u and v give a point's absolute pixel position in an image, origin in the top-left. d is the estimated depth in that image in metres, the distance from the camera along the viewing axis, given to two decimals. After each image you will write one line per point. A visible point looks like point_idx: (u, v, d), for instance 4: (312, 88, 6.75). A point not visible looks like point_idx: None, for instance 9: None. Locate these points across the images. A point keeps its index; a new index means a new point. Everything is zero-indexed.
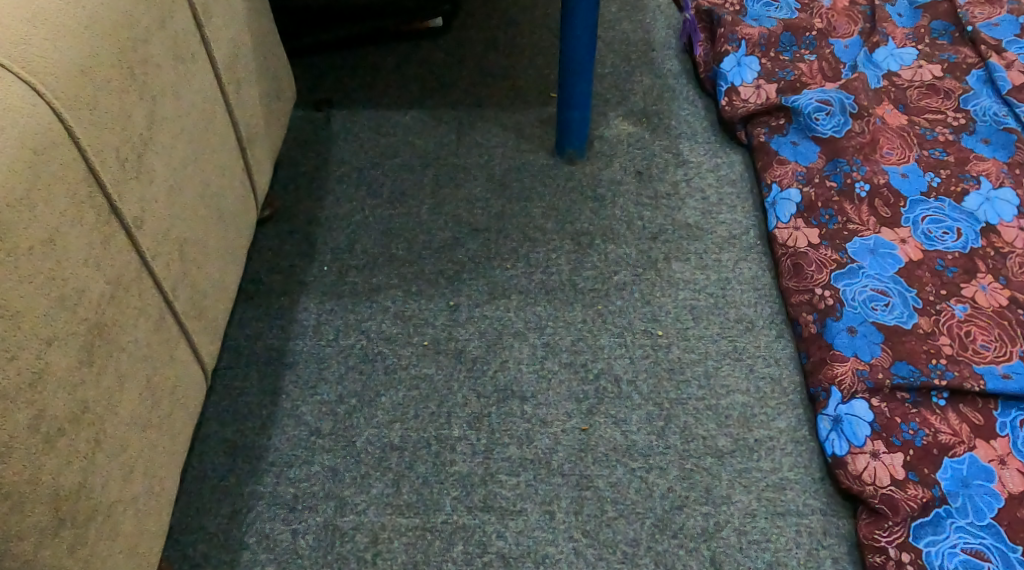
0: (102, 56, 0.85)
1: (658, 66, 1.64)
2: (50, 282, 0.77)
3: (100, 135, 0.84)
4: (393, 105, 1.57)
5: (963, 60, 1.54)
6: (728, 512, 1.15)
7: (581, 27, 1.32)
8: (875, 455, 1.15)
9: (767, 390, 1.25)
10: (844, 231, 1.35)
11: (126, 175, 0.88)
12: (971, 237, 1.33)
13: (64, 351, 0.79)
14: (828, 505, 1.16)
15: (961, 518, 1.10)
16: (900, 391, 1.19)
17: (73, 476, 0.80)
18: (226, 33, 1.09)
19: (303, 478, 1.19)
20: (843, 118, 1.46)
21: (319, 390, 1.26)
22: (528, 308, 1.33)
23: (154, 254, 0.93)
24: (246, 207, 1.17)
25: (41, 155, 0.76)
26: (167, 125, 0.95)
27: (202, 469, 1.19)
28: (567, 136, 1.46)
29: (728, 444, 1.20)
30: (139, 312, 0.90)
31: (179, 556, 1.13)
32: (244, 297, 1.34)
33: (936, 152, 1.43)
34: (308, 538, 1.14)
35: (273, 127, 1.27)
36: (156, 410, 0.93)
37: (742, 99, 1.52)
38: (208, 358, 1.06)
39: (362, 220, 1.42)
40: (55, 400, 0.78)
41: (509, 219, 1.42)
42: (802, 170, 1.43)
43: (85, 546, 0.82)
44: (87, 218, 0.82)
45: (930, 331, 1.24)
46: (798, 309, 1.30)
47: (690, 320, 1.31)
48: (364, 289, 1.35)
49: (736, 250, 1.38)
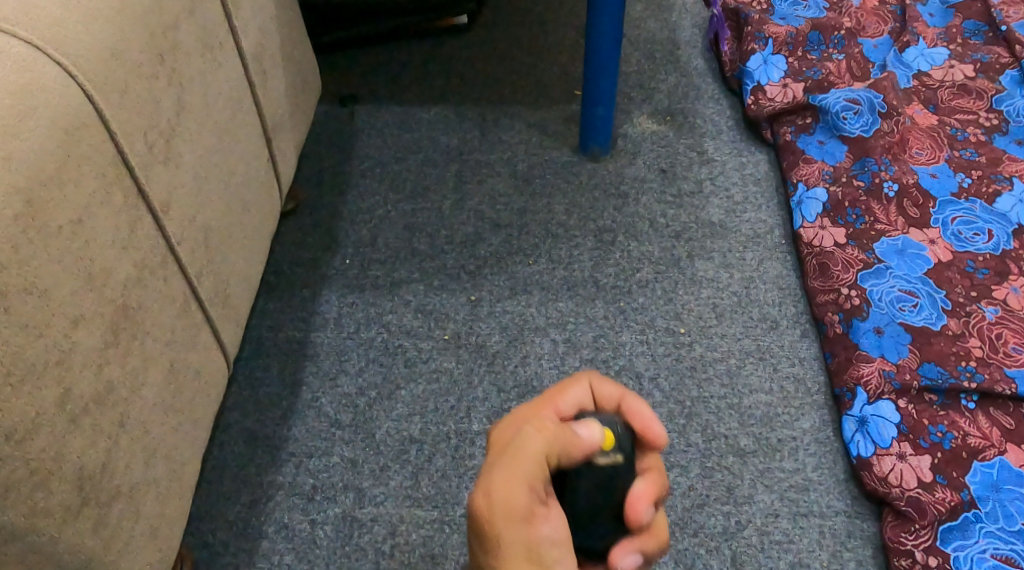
0: (133, 40, 0.85)
1: (683, 65, 1.62)
2: (79, 262, 0.78)
3: (128, 118, 0.84)
4: (418, 101, 1.57)
5: (996, 60, 1.52)
6: (750, 512, 1.14)
7: (608, 22, 1.31)
8: (901, 457, 1.13)
9: (791, 390, 1.23)
10: (871, 231, 1.33)
11: (153, 160, 0.88)
12: (1003, 238, 1.31)
13: (91, 330, 0.79)
14: (852, 507, 1.14)
15: (991, 523, 1.09)
16: (927, 393, 1.18)
17: (97, 456, 0.80)
18: (253, 23, 1.09)
19: (323, 469, 1.19)
20: (872, 118, 1.44)
21: (339, 381, 1.25)
22: (550, 303, 1.32)
23: (179, 239, 0.93)
24: (270, 197, 1.17)
25: (73, 136, 0.77)
26: (195, 112, 0.95)
27: (222, 458, 1.19)
28: (590, 132, 1.45)
29: (751, 443, 1.19)
30: (164, 297, 0.90)
31: (198, 543, 1.13)
32: (266, 289, 1.34)
33: (967, 152, 1.42)
34: (327, 528, 1.14)
35: (299, 118, 1.27)
36: (179, 395, 0.93)
37: (768, 98, 1.50)
38: (229, 346, 1.06)
39: (384, 214, 1.42)
40: (82, 379, 0.78)
41: (532, 216, 1.42)
42: (829, 169, 1.41)
43: (108, 527, 0.82)
44: (115, 199, 0.82)
45: (960, 332, 1.22)
46: (823, 309, 1.28)
47: (712, 318, 1.30)
48: (385, 283, 1.34)
49: (761, 249, 1.37)
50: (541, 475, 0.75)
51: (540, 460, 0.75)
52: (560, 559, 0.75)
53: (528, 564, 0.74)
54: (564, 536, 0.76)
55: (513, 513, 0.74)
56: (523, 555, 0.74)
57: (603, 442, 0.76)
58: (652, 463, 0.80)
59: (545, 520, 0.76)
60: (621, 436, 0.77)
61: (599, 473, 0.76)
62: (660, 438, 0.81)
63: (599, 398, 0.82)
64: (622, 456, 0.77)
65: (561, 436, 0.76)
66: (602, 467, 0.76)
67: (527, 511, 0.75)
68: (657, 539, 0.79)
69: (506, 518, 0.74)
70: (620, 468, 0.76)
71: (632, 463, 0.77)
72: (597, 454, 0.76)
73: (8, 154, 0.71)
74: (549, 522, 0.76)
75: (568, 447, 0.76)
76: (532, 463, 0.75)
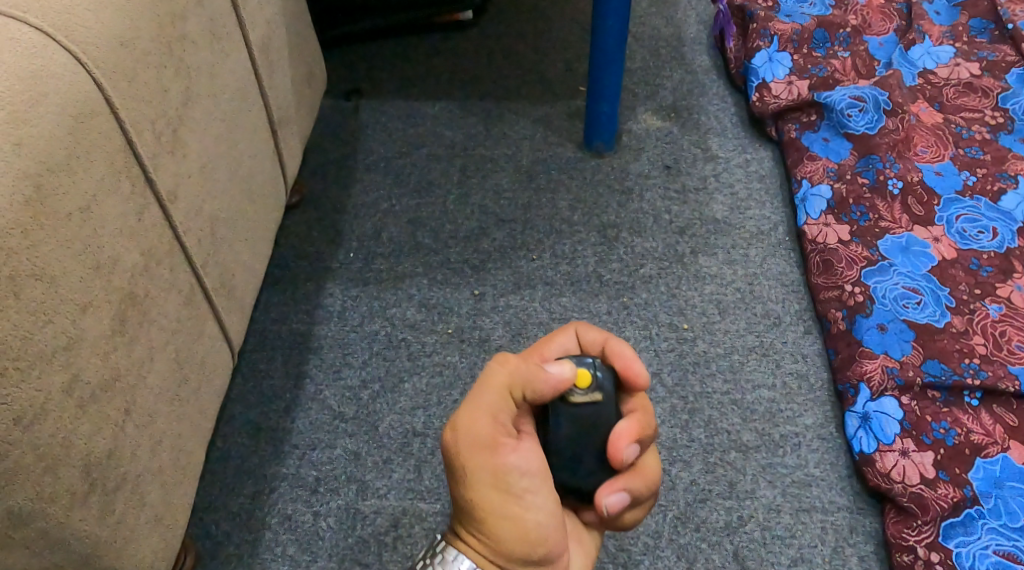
0: (142, 28, 0.85)
1: (688, 61, 1.62)
2: (87, 250, 0.78)
3: (137, 106, 0.84)
4: (423, 96, 1.57)
5: (1002, 58, 1.52)
6: (753, 507, 1.15)
7: (614, 18, 1.31)
8: (904, 453, 1.13)
9: (794, 386, 1.24)
10: (875, 228, 1.34)
11: (161, 149, 0.88)
12: (1007, 237, 1.31)
13: (98, 318, 0.79)
14: (855, 503, 1.15)
15: (993, 520, 1.09)
16: (931, 390, 1.18)
17: (103, 443, 0.80)
18: (260, 15, 1.09)
19: (326, 461, 1.19)
20: (876, 115, 1.44)
21: (343, 374, 1.26)
22: (554, 298, 1.32)
23: (185, 229, 0.93)
24: (276, 189, 1.17)
25: (82, 123, 0.77)
26: (202, 102, 0.95)
27: (226, 449, 1.20)
28: (595, 128, 1.45)
29: (753, 439, 1.20)
30: (170, 286, 0.90)
31: (201, 534, 1.13)
32: (270, 281, 1.34)
33: (972, 150, 1.42)
34: (330, 520, 1.15)
35: (304, 111, 1.27)
36: (185, 385, 0.93)
37: (773, 95, 1.50)
38: (234, 337, 1.06)
39: (388, 208, 1.42)
40: (89, 365, 0.78)
41: (536, 211, 1.42)
42: (834, 167, 1.41)
43: (114, 514, 0.82)
44: (123, 187, 0.82)
45: (964, 330, 1.22)
46: (827, 305, 1.28)
47: (716, 314, 1.30)
48: (389, 277, 1.35)
49: (765, 245, 1.37)
50: (505, 407, 0.79)
51: (502, 391, 0.78)
52: (530, 485, 0.79)
53: (495, 490, 0.78)
54: (533, 467, 0.79)
55: (476, 441, 0.78)
56: (490, 480, 0.78)
57: (577, 379, 0.79)
58: (636, 405, 0.81)
59: (512, 449, 0.79)
60: (599, 376, 0.79)
61: (577, 410, 0.79)
62: (640, 377, 0.81)
63: (585, 345, 0.85)
64: (602, 395, 0.79)
65: (523, 371, 0.78)
66: (580, 403, 0.79)
67: (491, 439, 0.78)
68: (643, 480, 0.81)
69: (471, 447, 0.78)
70: (599, 406, 0.79)
71: (611, 402, 0.79)
72: (574, 391, 0.79)
73: (18, 139, 0.71)
74: (516, 452, 0.79)
75: (531, 381, 0.77)
76: (493, 394, 0.79)
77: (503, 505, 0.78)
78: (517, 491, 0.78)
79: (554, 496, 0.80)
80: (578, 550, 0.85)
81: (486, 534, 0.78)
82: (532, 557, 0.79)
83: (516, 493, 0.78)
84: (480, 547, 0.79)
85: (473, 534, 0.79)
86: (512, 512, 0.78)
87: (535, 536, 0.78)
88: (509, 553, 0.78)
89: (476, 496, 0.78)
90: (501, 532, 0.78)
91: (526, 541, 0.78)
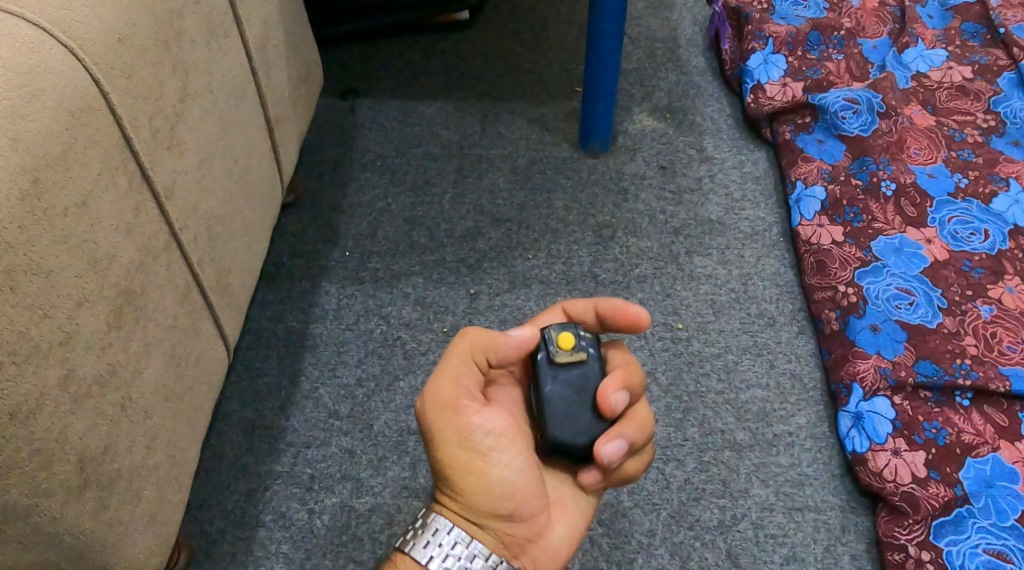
0: (140, 25, 0.85)
1: (683, 63, 1.63)
2: (84, 245, 0.78)
3: (134, 102, 0.84)
4: (419, 96, 1.57)
5: (994, 62, 1.53)
6: (746, 506, 1.15)
7: (609, 18, 1.32)
8: (896, 452, 1.14)
9: (787, 386, 1.24)
10: (869, 230, 1.34)
11: (157, 146, 0.88)
12: (999, 238, 1.32)
13: (94, 313, 0.79)
14: (847, 502, 1.15)
15: (984, 519, 1.10)
16: (923, 390, 1.19)
17: (99, 438, 0.81)
18: (257, 14, 1.09)
19: (321, 459, 1.19)
20: (870, 117, 1.45)
21: (338, 372, 1.26)
22: (549, 298, 1.33)
23: (182, 226, 0.93)
24: (272, 187, 1.18)
25: (79, 119, 0.77)
26: (199, 99, 0.96)
27: (221, 447, 1.20)
28: (590, 128, 1.45)
29: (747, 438, 1.20)
30: (166, 282, 0.90)
31: (196, 531, 1.14)
32: (266, 279, 1.35)
33: (964, 153, 1.43)
34: (324, 518, 1.15)
35: (300, 109, 1.27)
36: (180, 381, 0.93)
37: (768, 96, 1.51)
38: (230, 334, 1.06)
39: (384, 207, 1.42)
40: (84, 360, 0.78)
41: (532, 211, 1.42)
42: (828, 168, 1.42)
43: (109, 509, 0.83)
44: (120, 183, 0.82)
45: (955, 330, 1.23)
46: (820, 306, 1.29)
47: (711, 313, 1.31)
48: (385, 276, 1.35)
49: (760, 246, 1.38)
50: (467, 373, 0.87)
51: (463, 357, 0.87)
52: (494, 443, 0.86)
53: (460, 447, 0.85)
54: (498, 426, 0.86)
55: (440, 402, 0.85)
56: (456, 440, 0.85)
57: (560, 342, 0.87)
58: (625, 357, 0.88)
59: (477, 411, 0.86)
60: (582, 338, 0.87)
61: (564, 369, 0.86)
62: (641, 319, 0.89)
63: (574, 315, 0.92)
64: (586, 354, 0.87)
65: (483, 338, 0.87)
66: (564, 362, 0.86)
67: (454, 402, 0.86)
68: (637, 425, 0.86)
69: (437, 409, 0.85)
70: (584, 364, 0.87)
71: (595, 361, 0.87)
72: (558, 352, 0.86)
73: (16, 134, 0.72)
74: (480, 414, 0.86)
75: (491, 343, 0.87)
76: (454, 360, 0.86)
77: (469, 462, 0.85)
78: (482, 450, 0.85)
79: (521, 454, 0.86)
80: (559, 513, 0.89)
81: (455, 490, 0.85)
82: (500, 511, 0.85)
83: (481, 449, 0.85)
84: (451, 503, 0.86)
85: (446, 491, 0.86)
86: (478, 468, 0.85)
87: (500, 490, 0.85)
88: (477, 506, 0.85)
89: (445, 454, 0.85)
90: (468, 486, 0.85)
91: (491, 495, 0.85)
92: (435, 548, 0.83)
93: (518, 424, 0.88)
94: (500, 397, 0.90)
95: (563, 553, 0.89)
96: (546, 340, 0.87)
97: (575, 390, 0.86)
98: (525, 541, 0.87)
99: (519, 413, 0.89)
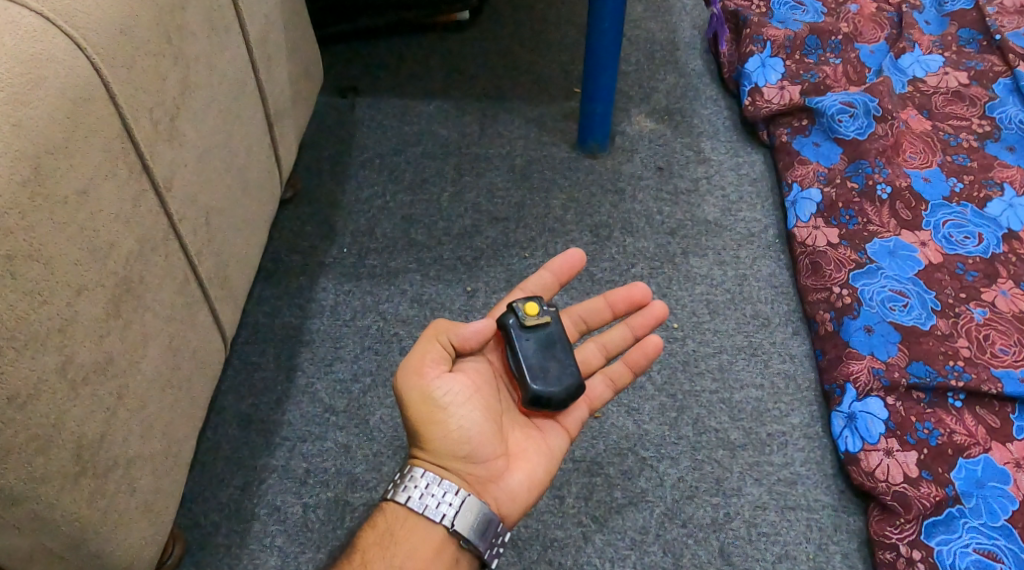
0: (141, 17, 0.86)
1: (681, 65, 1.64)
2: (84, 233, 0.79)
3: (135, 94, 0.85)
4: (418, 95, 1.58)
5: (990, 68, 1.53)
6: (739, 504, 1.16)
7: (609, 19, 1.33)
8: (888, 452, 1.15)
9: (781, 386, 1.25)
10: (864, 232, 1.35)
11: (158, 137, 0.89)
12: (993, 243, 1.33)
13: (93, 301, 0.80)
14: (839, 501, 1.16)
15: (975, 519, 1.11)
16: (916, 391, 1.19)
17: (95, 426, 0.81)
18: (258, 9, 1.10)
19: (316, 453, 1.20)
20: (866, 121, 1.45)
21: (334, 367, 1.26)
22: None
23: (181, 217, 0.94)
24: (271, 183, 1.18)
25: (81, 106, 0.78)
26: (200, 92, 0.96)
27: (216, 441, 1.20)
28: (588, 128, 1.46)
29: (740, 437, 1.21)
30: (165, 273, 0.91)
31: (190, 524, 1.14)
32: (263, 274, 1.35)
33: (960, 158, 1.43)
34: (319, 512, 1.16)
35: (300, 105, 1.28)
36: (177, 372, 0.94)
37: (765, 99, 1.52)
38: (228, 327, 1.07)
39: (382, 205, 1.43)
40: (82, 347, 0.79)
41: (529, 210, 1.43)
42: (824, 171, 1.43)
43: (105, 496, 0.83)
44: (120, 172, 0.83)
45: (949, 332, 1.24)
46: (815, 308, 1.29)
47: (706, 314, 1.31)
48: (382, 273, 1.36)
49: (756, 248, 1.39)
50: (432, 348, 0.92)
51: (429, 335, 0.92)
52: (453, 400, 0.91)
53: (423, 405, 0.91)
54: (457, 386, 0.92)
55: (407, 370, 0.92)
56: (419, 398, 0.91)
57: (527, 309, 0.95)
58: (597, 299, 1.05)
59: (438, 375, 0.91)
60: (544, 305, 0.95)
61: (533, 331, 0.94)
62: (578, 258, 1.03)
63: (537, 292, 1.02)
64: (551, 318, 0.95)
65: (447, 324, 0.93)
66: (532, 326, 0.94)
67: (418, 367, 0.91)
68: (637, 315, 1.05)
69: (404, 373, 0.92)
70: (549, 326, 0.95)
71: (558, 323, 0.96)
72: (526, 318, 0.94)
73: (19, 121, 0.73)
74: (441, 378, 0.91)
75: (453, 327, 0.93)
76: (422, 339, 0.93)
77: (430, 416, 0.91)
78: (441, 405, 0.91)
79: (478, 408, 0.92)
80: (520, 461, 0.94)
81: (420, 440, 0.91)
82: (459, 453, 0.91)
83: (441, 404, 0.91)
84: (418, 451, 0.91)
85: (413, 442, 0.92)
86: (438, 419, 0.91)
87: (458, 436, 0.91)
88: (439, 452, 0.91)
89: (410, 412, 0.91)
90: (430, 436, 0.91)
91: (450, 440, 0.91)
92: (413, 489, 0.89)
93: (478, 387, 0.93)
94: (467, 366, 0.95)
95: (521, 495, 0.93)
96: (516, 312, 0.94)
97: (545, 345, 0.94)
98: (485, 482, 0.92)
99: (483, 381, 0.94)
